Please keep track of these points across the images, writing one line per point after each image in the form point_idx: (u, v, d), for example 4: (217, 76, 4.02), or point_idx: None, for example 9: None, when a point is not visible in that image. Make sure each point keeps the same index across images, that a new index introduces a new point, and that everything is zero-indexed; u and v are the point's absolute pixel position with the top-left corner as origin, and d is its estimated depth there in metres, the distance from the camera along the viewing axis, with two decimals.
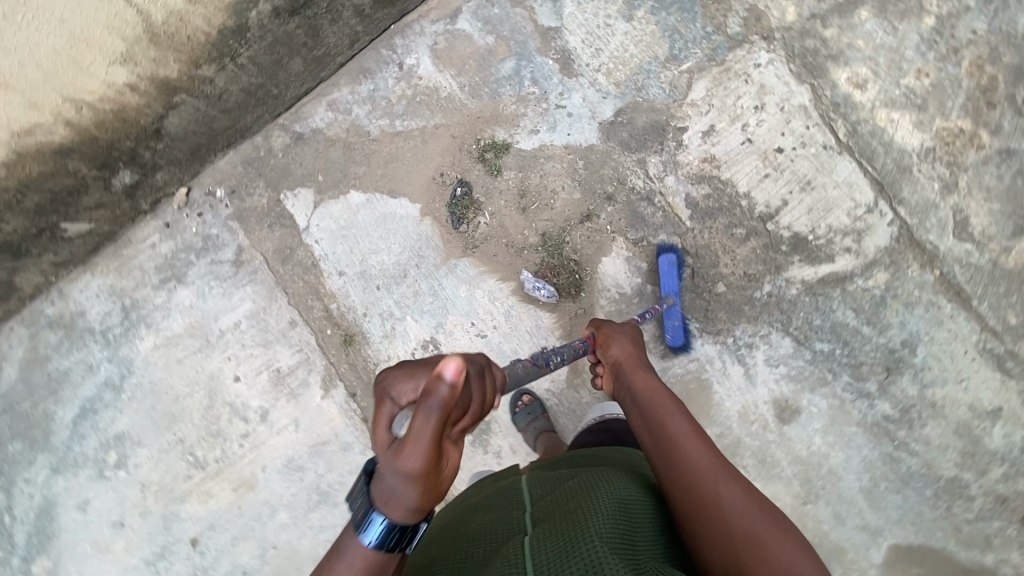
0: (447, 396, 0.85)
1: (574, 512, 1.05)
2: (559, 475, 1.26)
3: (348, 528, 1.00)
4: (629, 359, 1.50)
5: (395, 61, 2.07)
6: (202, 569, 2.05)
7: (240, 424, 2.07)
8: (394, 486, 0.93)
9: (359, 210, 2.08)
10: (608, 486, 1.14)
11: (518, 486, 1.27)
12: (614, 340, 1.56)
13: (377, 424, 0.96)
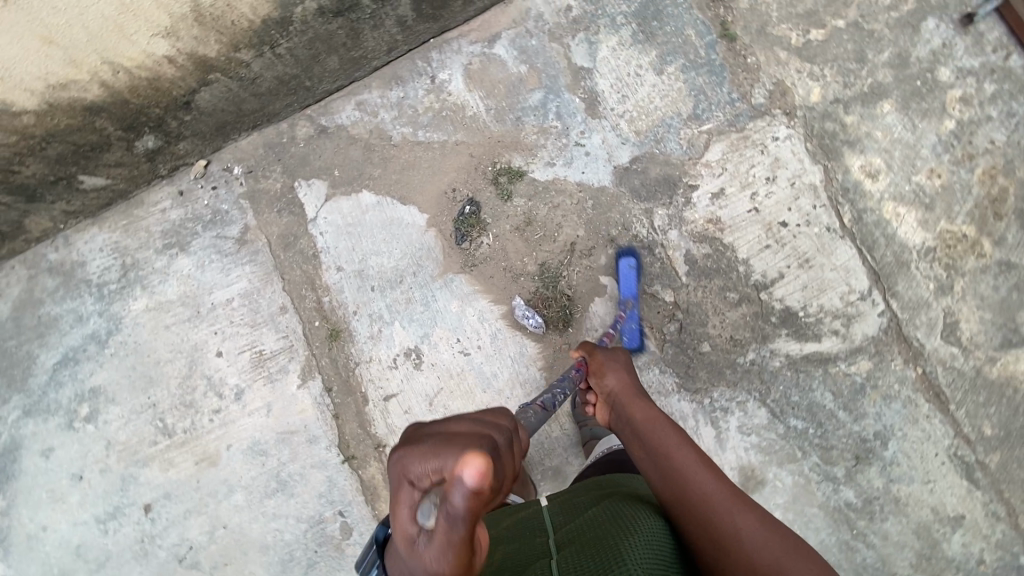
0: (475, 494, 0.69)
1: (604, 540, 1.15)
2: (577, 506, 1.35)
3: None
4: (623, 390, 1.54)
5: (429, 74, 2.13)
6: (149, 536, 2.06)
7: (214, 399, 2.09)
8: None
9: (368, 210, 2.12)
10: (635, 513, 1.24)
11: (539, 517, 1.36)
12: (607, 373, 1.59)
13: (398, 511, 0.78)
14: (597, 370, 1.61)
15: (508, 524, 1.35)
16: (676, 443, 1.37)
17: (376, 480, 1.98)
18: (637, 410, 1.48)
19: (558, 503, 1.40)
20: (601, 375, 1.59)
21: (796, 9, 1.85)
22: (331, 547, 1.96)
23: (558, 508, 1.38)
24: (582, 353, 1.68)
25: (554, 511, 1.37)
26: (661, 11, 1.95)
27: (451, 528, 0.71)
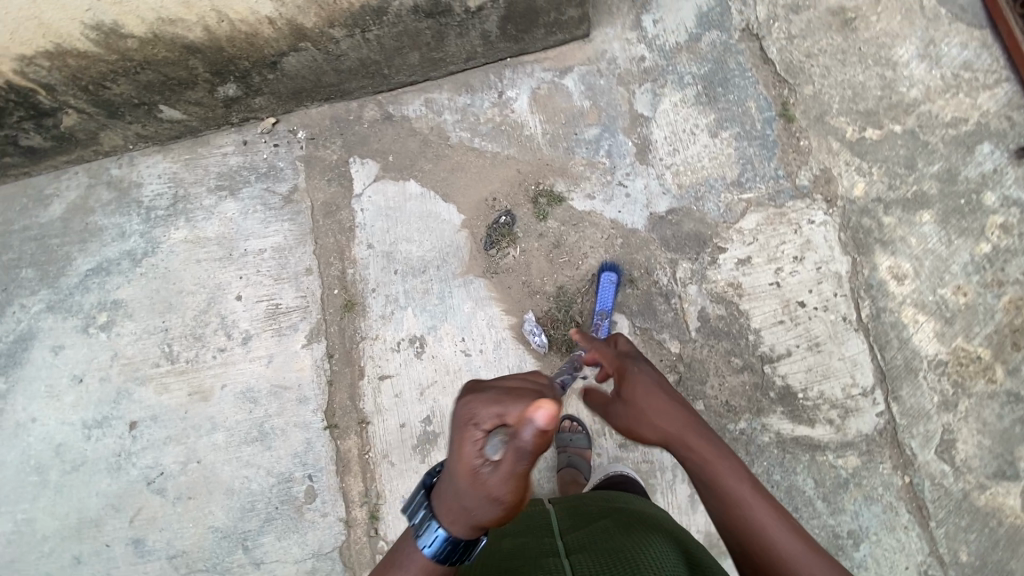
0: (543, 439, 0.80)
1: (618, 549, 1.11)
2: (587, 514, 1.33)
3: (407, 540, 1.03)
4: (669, 431, 1.27)
5: (497, 89, 2.25)
6: (127, 452, 2.12)
7: (222, 338, 2.17)
8: (470, 513, 0.91)
9: (411, 198, 2.22)
10: (643, 530, 1.20)
11: (545, 516, 1.36)
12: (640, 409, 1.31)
13: (461, 446, 0.88)
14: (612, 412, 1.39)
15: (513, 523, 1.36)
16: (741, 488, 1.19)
17: (351, 454, 2.01)
18: (696, 451, 1.24)
19: (566, 507, 1.41)
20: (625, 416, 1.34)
21: (857, 106, 1.91)
22: (292, 507, 1.99)
23: (564, 514, 1.37)
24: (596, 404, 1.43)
25: (562, 514, 1.36)
26: (728, 79, 2.03)
27: (516, 462, 0.82)
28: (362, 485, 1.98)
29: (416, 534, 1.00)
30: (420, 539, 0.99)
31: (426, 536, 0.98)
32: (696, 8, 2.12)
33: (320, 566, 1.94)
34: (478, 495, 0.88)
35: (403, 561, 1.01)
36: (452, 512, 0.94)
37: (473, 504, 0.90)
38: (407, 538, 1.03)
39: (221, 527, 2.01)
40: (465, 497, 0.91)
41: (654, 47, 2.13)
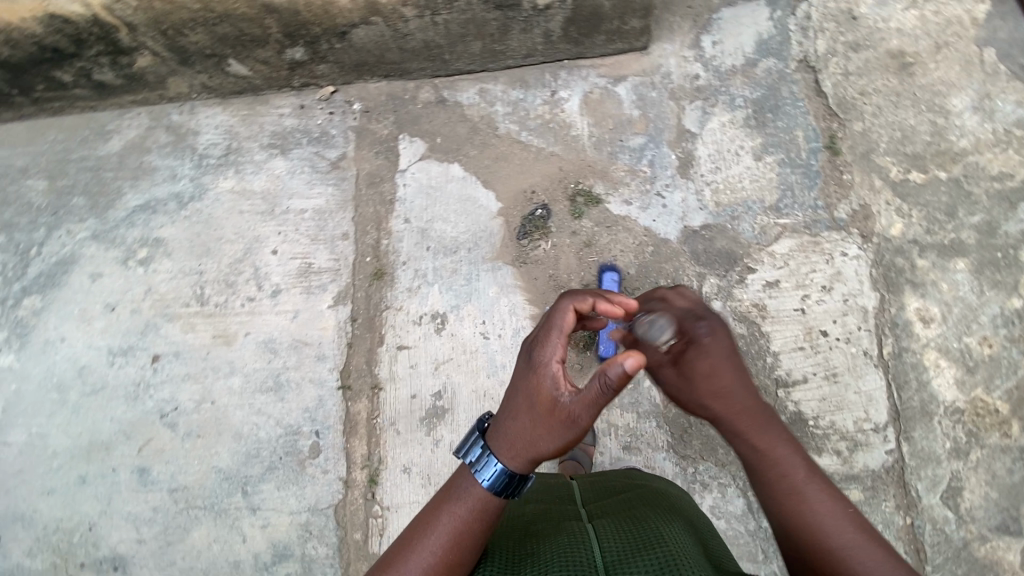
0: (625, 378, 1.09)
1: (640, 520, 1.19)
2: (608, 490, 1.42)
3: (462, 478, 1.20)
4: (713, 404, 1.17)
5: (551, 88, 2.30)
6: (146, 383, 2.19)
7: (253, 288, 2.24)
8: (535, 445, 1.16)
9: (452, 180, 2.27)
10: (663, 507, 1.28)
11: (568, 488, 1.46)
12: (680, 374, 1.20)
13: (541, 386, 1.18)
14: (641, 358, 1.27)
15: (539, 491, 1.46)
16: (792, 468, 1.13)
17: (360, 416, 2.05)
18: (747, 433, 1.16)
19: (589, 482, 1.50)
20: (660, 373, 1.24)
21: (904, 149, 1.93)
22: (295, 459, 2.04)
23: (587, 487, 1.46)
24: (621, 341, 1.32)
25: (586, 488, 1.46)
26: (779, 107, 2.06)
27: (600, 392, 1.11)
28: (366, 448, 2.02)
29: (474, 469, 1.18)
30: (479, 473, 1.17)
31: (484, 469, 1.17)
32: (757, 34, 2.16)
33: (313, 521, 1.98)
34: (553, 423, 1.16)
35: (459, 498, 1.18)
36: (516, 444, 1.17)
37: (543, 433, 1.17)
38: (461, 476, 1.20)
39: (224, 469, 2.06)
40: (538, 428, 1.17)
41: (710, 67, 2.18)
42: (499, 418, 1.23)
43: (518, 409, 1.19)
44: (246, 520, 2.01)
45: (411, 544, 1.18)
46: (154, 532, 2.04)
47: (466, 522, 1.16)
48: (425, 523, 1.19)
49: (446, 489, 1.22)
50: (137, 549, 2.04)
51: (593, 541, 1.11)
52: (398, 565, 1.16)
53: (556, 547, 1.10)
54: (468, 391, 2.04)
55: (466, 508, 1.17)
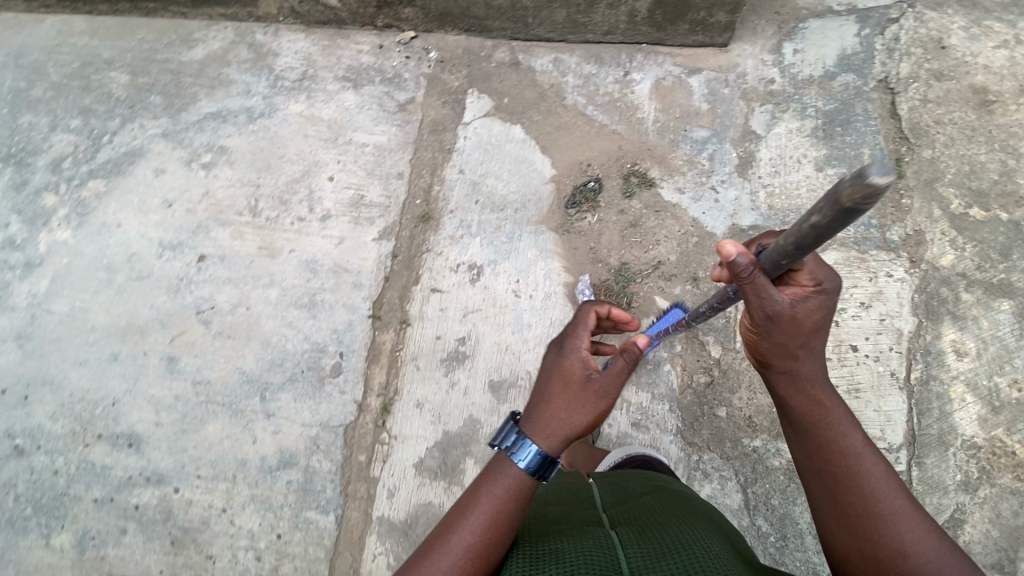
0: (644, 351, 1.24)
1: (666, 526, 1.13)
2: (630, 493, 1.37)
3: (497, 463, 1.20)
4: (796, 359, 1.13)
5: (625, 68, 2.33)
6: (190, 279, 2.28)
7: (304, 209, 2.31)
8: (566, 424, 1.20)
9: (512, 140, 2.30)
10: (688, 514, 1.22)
11: (587, 491, 1.42)
12: (790, 324, 1.10)
13: (566, 369, 1.24)
14: (748, 292, 1.09)
15: (557, 492, 1.42)
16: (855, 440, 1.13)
17: (384, 347, 2.11)
18: (807, 393, 1.15)
19: (609, 484, 1.45)
20: (765, 316, 1.10)
21: (969, 183, 1.92)
22: (316, 375, 2.10)
23: (607, 490, 1.42)
24: (733, 268, 1.06)
25: (605, 491, 1.41)
26: (850, 122, 2.06)
27: (627, 366, 1.21)
28: (384, 378, 2.07)
29: (510, 452, 1.18)
30: (516, 455, 1.18)
31: (520, 453, 1.18)
32: (840, 49, 2.15)
33: (323, 436, 2.04)
34: (584, 401, 1.20)
35: (494, 483, 1.19)
36: (553, 427, 1.20)
37: (578, 412, 1.21)
38: (496, 461, 1.21)
39: (248, 372, 2.13)
40: (572, 408, 1.21)
41: (787, 73, 2.18)
42: (527, 410, 1.25)
43: (550, 395, 1.23)
44: (259, 424, 2.07)
45: (451, 530, 1.18)
46: (171, 418, 2.12)
47: (503, 501, 1.18)
48: (462, 507, 1.20)
49: (479, 479, 1.23)
50: (153, 431, 2.11)
51: (617, 546, 1.06)
52: (441, 547, 1.16)
53: (579, 548, 1.05)
54: (491, 342, 2.07)
55: (502, 489, 1.19)
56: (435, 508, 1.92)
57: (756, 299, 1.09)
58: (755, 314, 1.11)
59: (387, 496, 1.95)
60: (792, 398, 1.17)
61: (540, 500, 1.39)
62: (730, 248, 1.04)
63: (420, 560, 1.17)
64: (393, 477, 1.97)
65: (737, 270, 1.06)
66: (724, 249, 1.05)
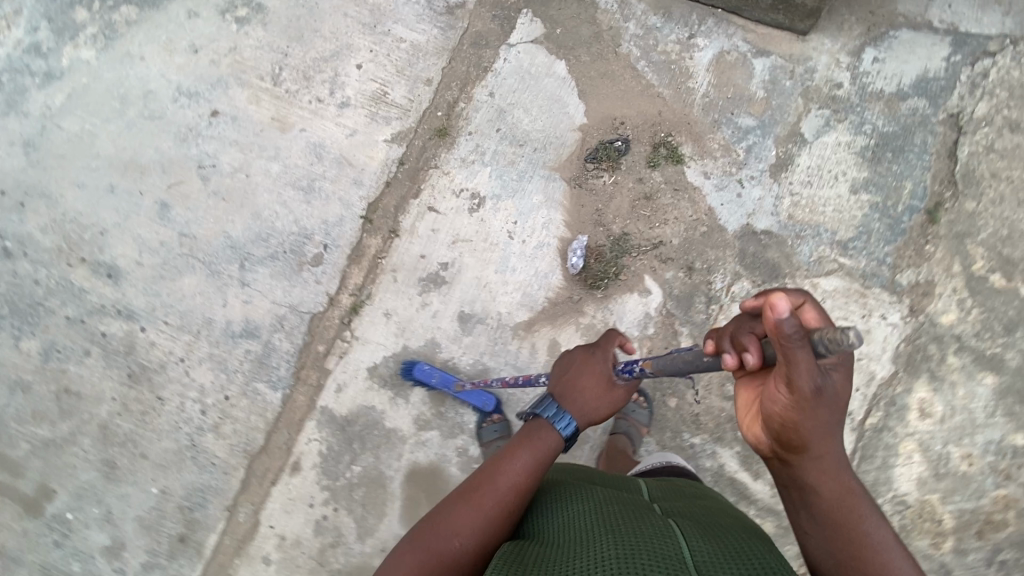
0: None
1: (729, 539, 1.08)
2: (677, 494, 1.34)
3: (534, 429, 1.31)
4: (829, 442, 1.05)
5: (691, 30, 2.13)
6: (197, 131, 2.22)
7: (324, 91, 2.22)
8: (597, 410, 1.36)
9: (551, 76, 2.16)
10: (737, 527, 1.18)
11: (630, 483, 1.38)
12: (832, 398, 1.00)
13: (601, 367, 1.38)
14: (794, 355, 0.94)
15: (600, 476, 1.40)
16: (882, 532, 1.06)
17: (368, 250, 2.09)
18: (831, 476, 1.08)
19: (651, 482, 1.42)
20: (813, 390, 0.97)
21: (1001, 249, 1.82)
22: (296, 260, 2.10)
23: (650, 487, 1.38)
24: (780, 327, 0.92)
25: (652, 486, 1.38)
26: (902, 151, 1.92)
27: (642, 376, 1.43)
28: (360, 281, 2.07)
29: (552, 421, 1.30)
30: (557, 423, 1.30)
31: (562, 421, 1.31)
32: (923, 69, 1.96)
33: (289, 318, 2.07)
34: (612, 391, 1.37)
35: (534, 442, 1.28)
36: (585, 407, 1.34)
37: (605, 399, 1.36)
38: (533, 428, 1.31)
39: (233, 239, 2.13)
40: (601, 396, 1.36)
41: (858, 81, 2.00)
42: (560, 390, 1.37)
43: (584, 384, 1.36)
44: (232, 290, 2.10)
45: (494, 481, 1.22)
46: (152, 262, 2.14)
47: (542, 454, 1.27)
48: (504, 457, 1.26)
49: (518, 438, 1.31)
50: (133, 269, 2.14)
51: (679, 536, 1.03)
52: (486, 484, 1.22)
53: (643, 538, 1.01)
54: (472, 275, 2.06)
55: (545, 447, 1.28)
56: (376, 413, 1.99)
57: (804, 365, 0.95)
58: (800, 385, 0.97)
59: (335, 390, 2.01)
60: (821, 489, 1.08)
61: (584, 479, 1.36)
62: (780, 303, 0.91)
63: (463, 505, 1.19)
64: (345, 374, 2.02)
65: (784, 331, 0.92)
66: (772, 306, 0.91)
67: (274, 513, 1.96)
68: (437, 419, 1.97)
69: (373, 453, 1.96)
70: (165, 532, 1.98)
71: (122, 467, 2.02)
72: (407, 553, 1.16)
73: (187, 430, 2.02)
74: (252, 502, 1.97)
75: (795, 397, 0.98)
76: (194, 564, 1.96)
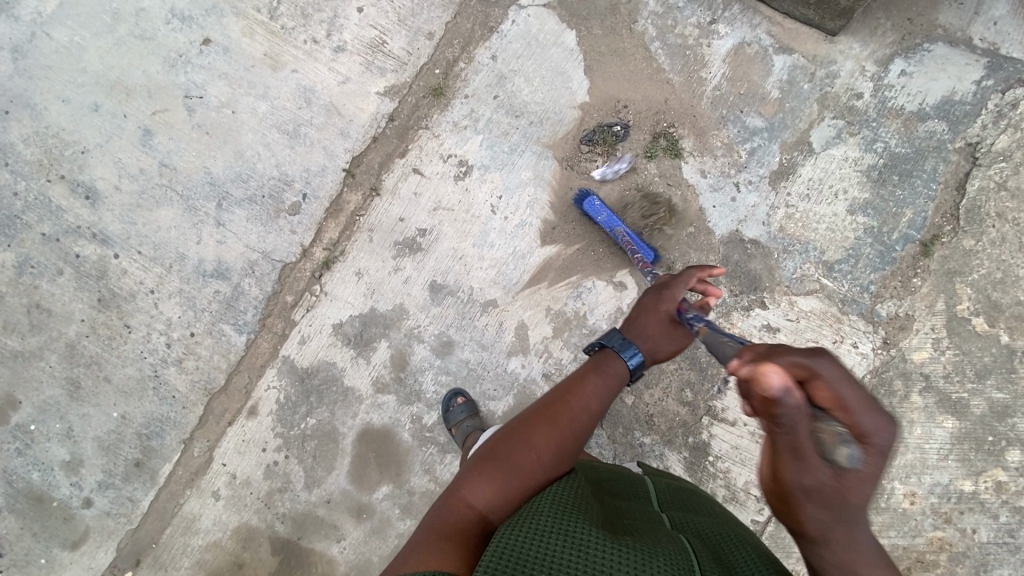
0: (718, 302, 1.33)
1: (736, 560, 1.04)
2: (690, 501, 1.29)
3: (603, 359, 1.28)
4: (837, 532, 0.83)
5: (715, 14, 1.99)
6: (187, 58, 2.13)
7: (321, 32, 2.11)
8: (659, 346, 1.29)
9: (559, 45, 2.04)
10: (751, 544, 1.14)
11: (642, 483, 1.34)
12: (835, 501, 0.80)
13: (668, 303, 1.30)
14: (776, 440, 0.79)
15: (612, 472, 1.37)
16: None
17: (347, 206, 2.05)
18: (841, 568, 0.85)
19: (666, 483, 1.36)
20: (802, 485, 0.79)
21: (990, 293, 1.78)
22: (274, 206, 2.06)
23: (664, 488, 1.34)
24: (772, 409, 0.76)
25: (662, 488, 1.33)
26: (910, 176, 1.85)
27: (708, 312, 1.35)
28: (336, 236, 2.04)
29: (619, 353, 1.27)
30: (625, 354, 1.27)
31: (628, 352, 1.27)
32: (950, 90, 1.85)
33: (261, 264, 2.05)
34: (679, 329, 1.30)
35: (601, 369, 1.27)
36: (649, 341, 1.29)
37: (670, 337, 1.30)
38: (602, 358, 1.29)
39: (214, 175, 2.09)
40: (668, 333, 1.29)
41: (880, 94, 1.88)
42: (628, 325, 1.33)
43: (648, 321, 1.30)
44: (208, 228, 2.07)
45: (564, 412, 1.22)
46: (131, 188, 2.11)
47: (610, 389, 1.26)
48: (576, 384, 1.26)
49: (581, 370, 1.29)
50: (111, 193, 2.11)
51: (691, 551, 0.99)
52: (561, 410, 1.22)
53: (655, 544, 0.97)
54: (448, 245, 2.01)
55: (610, 377, 1.26)
56: (336, 370, 2.00)
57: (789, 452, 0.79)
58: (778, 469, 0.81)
59: (298, 342, 2.01)
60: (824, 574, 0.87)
61: (598, 474, 1.33)
62: (772, 382, 0.75)
63: (537, 428, 1.19)
64: (310, 327, 2.02)
65: (773, 412, 0.76)
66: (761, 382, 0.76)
67: (227, 452, 2.01)
68: (395, 384, 1.98)
69: (328, 408, 1.98)
70: (121, 456, 2.03)
71: (85, 388, 2.05)
72: (483, 469, 1.15)
73: (151, 360, 2.05)
74: (208, 439, 2.02)
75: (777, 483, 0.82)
76: (146, 490, 2.02)
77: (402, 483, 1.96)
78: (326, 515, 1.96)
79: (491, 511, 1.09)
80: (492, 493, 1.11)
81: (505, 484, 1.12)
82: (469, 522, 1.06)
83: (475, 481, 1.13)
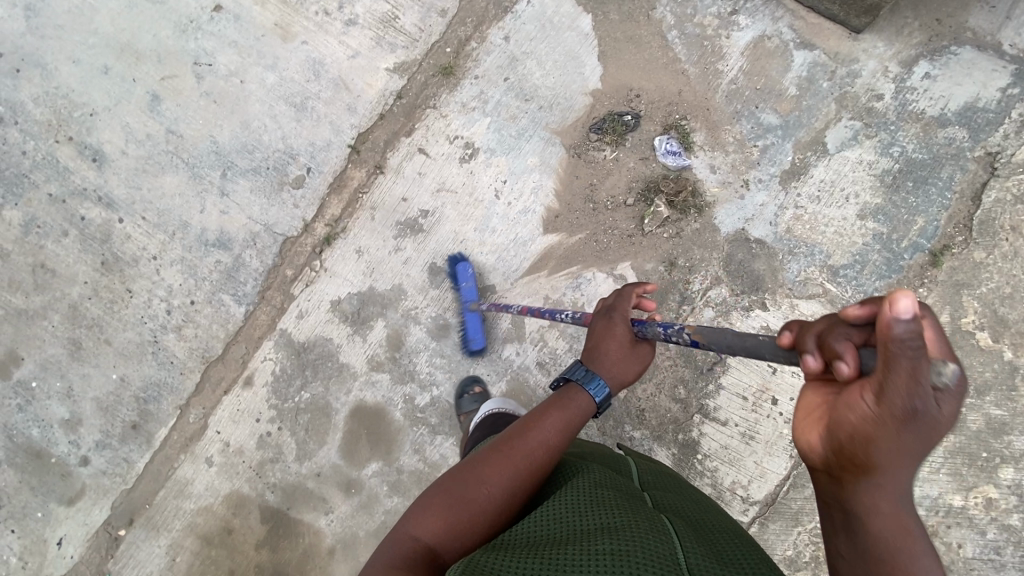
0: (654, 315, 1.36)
1: (720, 543, 1.02)
2: (673, 484, 1.28)
3: (570, 393, 1.22)
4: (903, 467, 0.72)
5: (736, 4, 1.93)
6: (197, 24, 2.11)
7: (333, 4, 2.08)
8: (623, 365, 1.26)
9: (574, 29, 1.99)
10: (734, 529, 1.12)
11: (626, 463, 1.32)
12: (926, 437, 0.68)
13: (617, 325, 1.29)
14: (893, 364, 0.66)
15: (594, 453, 1.35)
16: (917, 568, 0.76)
17: (351, 182, 2.04)
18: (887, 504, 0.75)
19: (648, 465, 1.36)
20: (907, 411, 0.66)
21: (998, 307, 1.74)
22: (278, 179, 2.06)
23: (648, 470, 1.32)
24: (890, 329, 0.65)
25: (645, 469, 1.32)
26: (925, 183, 1.80)
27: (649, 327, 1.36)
28: (339, 212, 2.04)
29: (584, 386, 1.23)
30: (590, 387, 1.23)
31: (592, 385, 1.23)
32: (974, 96, 1.79)
33: (263, 237, 2.05)
34: (637, 350, 1.28)
35: (567, 404, 1.21)
36: (612, 367, 1.26)
37: (632, 357, 1.28)
38: (568, 392, 1.23)
39: (219, 144, 2.08)
40: (628, 354, 1.27)
41: (901, 96, 1.83)
42: (587, 355, 1.29)
43: (606, 347, 1.27)
44: (211, 198, 2.07)
45: (522, 446, 1.17)
46: (137, 154, 2.11)
47: (573, 422, 1.21)
48: (535, 417, 1.21)
49: (543, 404, 1.24)
50: (118, 158, 2.11)
51: (673, 535, 0.96)
52: (519, 445, 1.16)
53: (638, 532, 0.94)
54: (449, 228, 2.00)
55: (574, 410, 1.21)
56: (332, 346, 2.01)
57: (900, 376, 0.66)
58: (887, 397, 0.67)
59: (296, 316, 2.02)
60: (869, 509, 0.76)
61: (582, 455, 1.31)
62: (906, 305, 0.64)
63: (488, 462, 1.14)
64: (309, 302, 2.02)
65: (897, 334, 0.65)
66: (893, 302, 0.65)
67: (222, 421, 2.03)
68: (390, 363, 1.99)
69: (322, 383, 2.00)
70: (118, 417, 2.06)
71: (86, 349, 2.08)
72: (436, 502, 1.10)
73: (151, 326, 2.07)
74: (203, 406, 2.05)
75: (875, 411, 0.69)
76: (142, 452, 2.06)
77: (391, 461, 1.97)
78: (315, 488, 1.99)
79: (443, 546, 1.04)
80: (447, 524, 1.06)
81: (455, 516, 1.08)
82: (416, 555, 1.02)
83: (428, 514, 1.08)
